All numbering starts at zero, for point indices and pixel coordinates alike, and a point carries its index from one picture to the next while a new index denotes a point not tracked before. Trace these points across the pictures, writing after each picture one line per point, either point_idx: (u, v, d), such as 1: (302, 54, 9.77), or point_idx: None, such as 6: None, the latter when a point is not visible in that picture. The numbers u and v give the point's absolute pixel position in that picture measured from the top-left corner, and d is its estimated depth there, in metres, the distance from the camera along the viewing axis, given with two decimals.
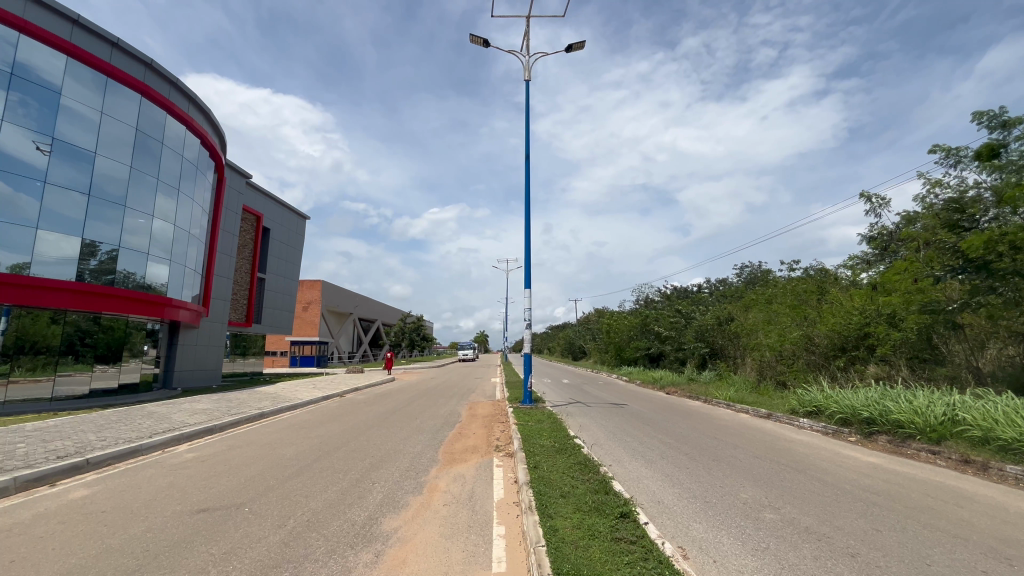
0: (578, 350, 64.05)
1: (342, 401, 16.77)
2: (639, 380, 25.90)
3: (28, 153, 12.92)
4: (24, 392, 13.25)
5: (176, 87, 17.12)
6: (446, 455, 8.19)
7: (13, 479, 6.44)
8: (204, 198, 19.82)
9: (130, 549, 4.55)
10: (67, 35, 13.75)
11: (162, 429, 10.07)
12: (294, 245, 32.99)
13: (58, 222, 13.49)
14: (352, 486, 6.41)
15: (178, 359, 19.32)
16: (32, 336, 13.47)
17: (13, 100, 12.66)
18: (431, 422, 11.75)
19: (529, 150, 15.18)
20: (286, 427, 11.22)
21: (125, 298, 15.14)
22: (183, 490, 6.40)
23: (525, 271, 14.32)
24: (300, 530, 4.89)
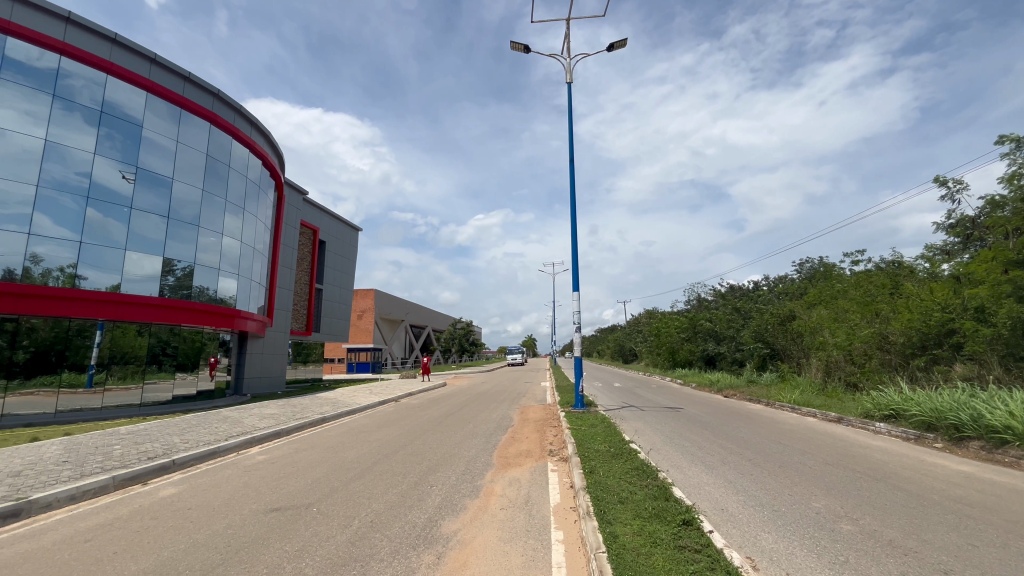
0: (629, 353, 62.70)
1: (398, 406, 17.33)
2: (695, 383, 24.95)
3: (116, 182, 14.25)
4: (116, 399, 14.57)
5: (240, 114, 18.44)
6: (501, 459, 8.24)
7: (111, 478, 7.11)
8: (266, 215, 21.13)
9: (213, 544, 4.89)
10: (146, 73, 15.13)
11: (236, 433, 10.76)
12: (348, 256, 34.44)
13: (141, 244, 14.79)
14: (411, 489, 6.61)
15: (247, 367, 20.60)
16: (122, 347, 14.78)
17: (102, 134, 14.05)
18: (485, 426, 11.89)
19: (573, 151, 15.18)
20: (346, 431, 11.69)
21: (199, 310, 16.36)
22: (257, 490, 6.83)
23: (572, 273, 14.22)
24: (364, 530, 5.09)
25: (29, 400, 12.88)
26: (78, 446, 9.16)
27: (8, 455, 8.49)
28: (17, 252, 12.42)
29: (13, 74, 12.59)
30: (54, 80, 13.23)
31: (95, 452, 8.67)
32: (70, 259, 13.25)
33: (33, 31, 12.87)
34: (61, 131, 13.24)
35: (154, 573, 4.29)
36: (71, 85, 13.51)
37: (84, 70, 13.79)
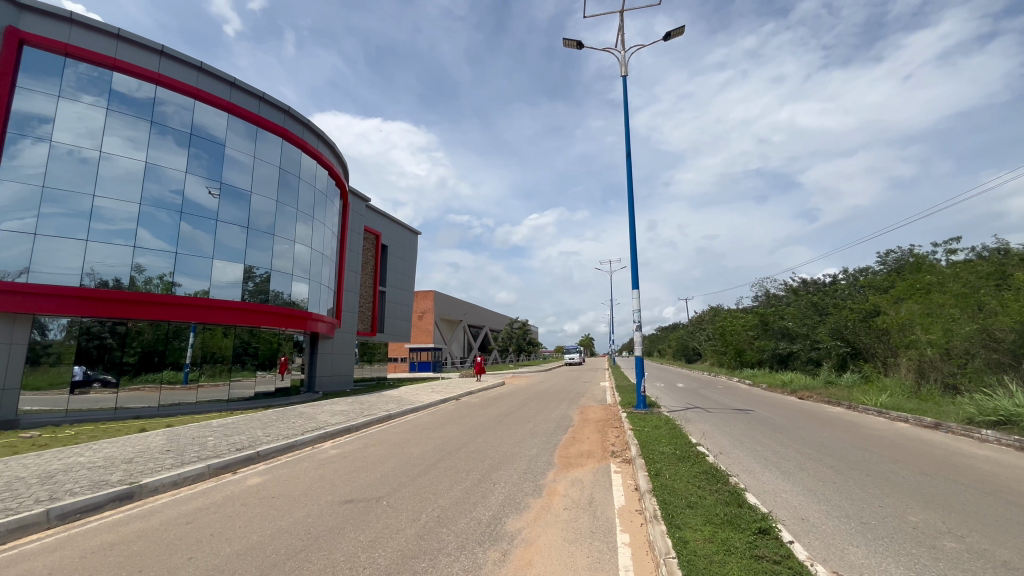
0: (692, 352, 60.30)
1: (459, 404, 17.72)
2: (766, 384, 23.56)
3: (203, 197, 15.63)
4: (208, 395, 16.00)
5: (308, 128, 19.66)
6: (562, 459, 8.21)
7: (206, 467, 7.83)
8: (333, 222, 22.37)
9: (296, 530, 5.24)
10: (227, 95, 16.48)
11: (311, 427, 11.50)
12: (408, 259, 35.71)
13: (226, 253, 16.15)
14: (475, 486, 6.73)
15: (319, 366, 21.89)
16: (212, 347, 16.18)
17: (191, 154, 15.46)
18: (544, 426, 11.90)
19: (630, 144, 14.83)
20: (411, 428, 12.14)
21: (276, 314, 17.62)
22: (331, 482, 7.25)
23: (631, 271, 13.88)
24: (432, 525, 5.25)
25: (137, 395, 14.38)
26: (178, 437, 10.17)
27: (122, 443, 9.59)
28: (124, 263, 13.93)
29: (117, 104, 14.11)
30: (150, 108, 14.71)
31: (192, 442, 9.59)
32: (166, 269, 14.69)
33: (133, 65, 14.39)
34: (157, 153, 14.72)
35: (246, 554, 4.67)
36: (164, 111, 14.96)
37: (175, 97, 15.25)
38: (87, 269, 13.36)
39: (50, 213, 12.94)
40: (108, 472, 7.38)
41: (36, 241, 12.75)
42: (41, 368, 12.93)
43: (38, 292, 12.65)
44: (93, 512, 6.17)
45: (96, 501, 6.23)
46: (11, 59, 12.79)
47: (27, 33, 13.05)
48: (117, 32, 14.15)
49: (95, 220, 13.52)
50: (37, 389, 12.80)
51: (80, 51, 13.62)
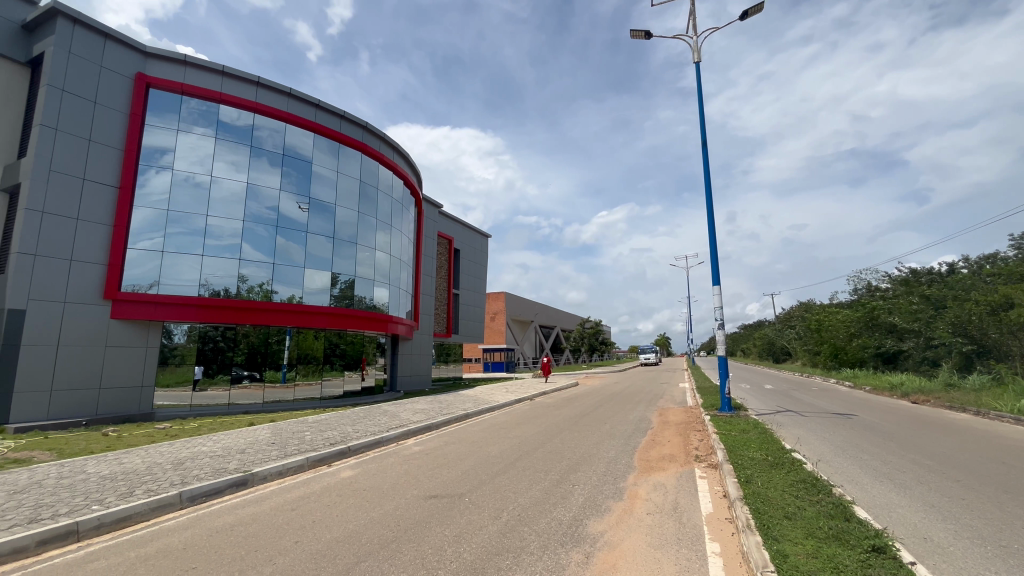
0: (781, 352, 56.02)
1: (534, 404, 17.84)
2: (870, 386, 21.35)
3: (294, 211, 17.06)
4: (304, 392, 17.45)
5: (384, 141, 20.83)
6: (642, 462, 7.98)
7: (306, 459, 8.54)
8: (409, 229, 23.48)
9: (386, 522, 5.55)
10: (313, 116, 17.89)
11: (395, 425, 12.12)
12: (480, 261, 36.56)
13: (315, 262, 17.53)
14: (554, 486, 6.74)
15: (400, 366, 23.05)
16: (306, 349, 17.61)
17: (283, 173, 16.95)
18: (622, 427, 11.63)
19: (705, 133, 14.12)
20: (488, 427, 12.41)
21: (360, 317, 18.84)
22: (416, 478, 7.60)
23: (712, 266, 13.19)
24: (513, 523, 5.33)
25: (245, 392, 15.99)
26: (280, 431, 11.19)
27: (235, 435, 10.71)
28: (232, 274, 15.57)
29: (223, 133, 15.80)
30: (249, 133, 16.31)
31: (292, 437, 10.49)
32: (266, 278, 16.21)
33: (235, 96, 16.04)
34: (255, 174, 16.30)
35: (344, 542, 5.02)
36: (260, 135, 16.52)
37: (269, 122, 16.79)
38: (202, 281, 15.06)
39: (173, 233, 14.78)
40: (225, 461, 8.30)
41: (163, 257, 14.61)
42: (170, 368, 14.80)
43: (165, 302, 14.47)
44: (215, 495, 6.95)
45: (217, 486, 7.02)
46: (140, 99, 14.70)
47: (152, 77, 14.97)
48: (222, 69, 15.86)
49: (207, 237, 15.23)
50: (167, 386, 14.68)
51: (193, 88, 15.41)
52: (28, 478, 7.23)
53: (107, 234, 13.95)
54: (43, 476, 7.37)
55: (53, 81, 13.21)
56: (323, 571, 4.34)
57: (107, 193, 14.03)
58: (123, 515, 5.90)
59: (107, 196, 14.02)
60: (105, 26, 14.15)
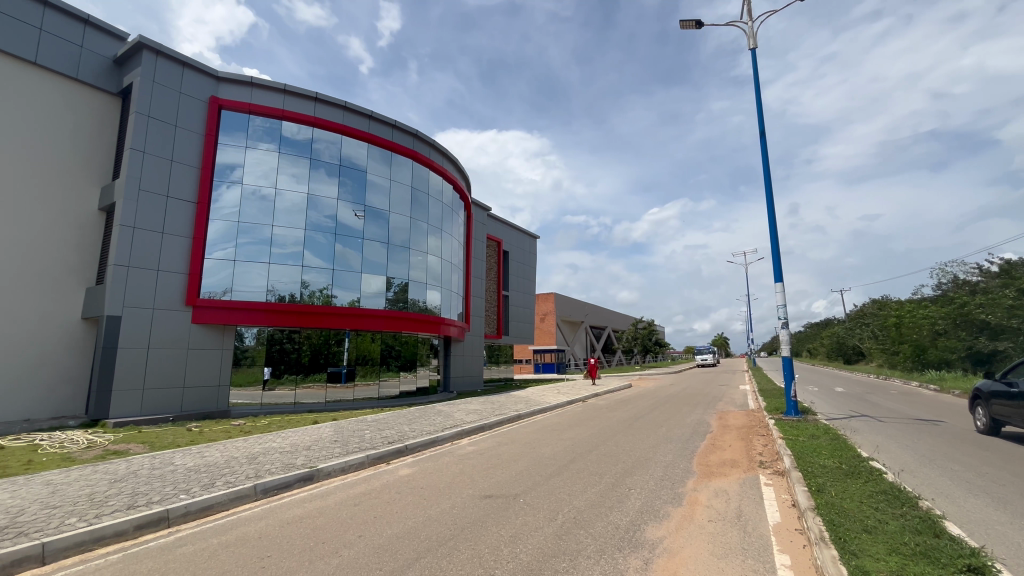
0: (854, 352, 52.15)
1: (586, 406, 17.66)
2: (960, 389, 19.41)
3: (350, 219, 17.85)
4: (363, 393, 18.19)
5: (434, 148, 21.37)
6: (702, 467, 7.68)
7: (366, 457, 8.91)
8: (459, 232, 23.92)
9: (443, 520, 5.68)
10: (367, 127, 18.65)
11: (449, 425, 12.39)
12: (529, 262, 36.66)
13: (371, 267, 18.26)
14: (610, 490, 6.62)
15: (453, 367, 23.55)
16: (364, 350, 18.33)
17: (340, 182, 17.79)
18: (679, 430, 11.26)
19: (763, 121, 13.41)
20: (541, 428, 12.41)
21: (414, 319, 19.54)
22: (471, 477, 7.73)
23: (774, 262, 12.50)
24: (569, 526, 5.29)
25: (309, 392, 16.88)
26: (342, 429, 11.73)
27: (302, 433, 11.34)
28: (295, 280, 16.50)
29: (285, 147, 16.80)
30: (309, 147, 17.24)
31: (353, 435, 10.97)
32: (326, 283, 17.06)
33: (296, 112, 17.02)
34: (315, 185, 17.21)
35: (404, 538, 5.19)
36: (318, 148, 17.41)
37: (327, 135, 17.67)
38: (269, 287, 16.07)
39: (243, 243, 15.88)
40: (293, 457, 8.80)
41: (235, 266, 15.72)
42: (242, 369, 15.88)
43: (238, 307, 15.55)
44: (285, 489, 7.39)
45: (287, 480, 7.46)
46: (213, 120, 15.91)
47: (223, 99, 16.17)
48: (284, 88, 16.88)
49: (273, 246, 16.25)
50: (240, 386, 15.77)
51: (259, 107, 16.50)
52: (126, 468, 8.02)
53: (187, 246, 15.19)
54: (138, 467, 8.13)
55: (140, 108, 14.56)
56: (385, 565, 4.50)
57: (186, 208, 15.28)
58: (206, 505, 6.40)
59: (187, 211, 15.27)
60: (183, 56, 15.44)
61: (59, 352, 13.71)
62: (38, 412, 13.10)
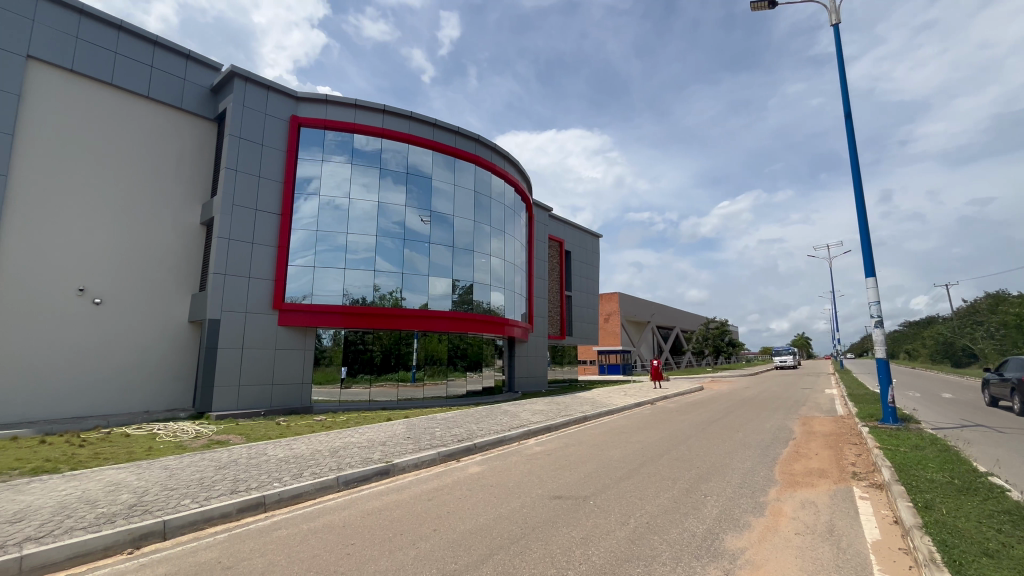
0: (965, 354, 46.39)
1: (655, 409, 17.13)
2: None
3: (417, 225, 18.58)
4: (431, 392, 18.84)
5: (495, 152, 21.73)
6: (785, 475, 7.20)
7: (437, 454, 9.23)
8: (521, 234, 24.12)
9: (515, 519, 5.75)
10: (431, 135, 19.32)
11: (516, 425, 12.51)
12: (591, 262, 36.19)
13: (437, 270, 18.89)
14: (683, 496, 6.38)
15: (517, 367, 23.78)
16: (432, 351, 18.99)
17: (407, 189, 18.56)
18: (758, 436, 10.61)
19: (849, 103, 12.33)
20: (608, 431, 12.20)
21: (480, 321, 20.00)
22: (540, 477, 7.76)
23: (864, 256, 11.45)
24: (642, 530, 5.17)
25: (382, 390, 17.74)
26: (414, 426, 12.23)
27: (377, 429, 11.96)
28: (368, 285, 17.41)
29: (357, 159, 17.80)
30: (378, 157, 18.15)
31: (424, 432, 11.40)
32: (395, 286, 17.85)
33: (366, 125, 17.99)
34: (384, 193, 18.08)
35: (476, 534, 5.32)
36: (386, 157, 18.25)
37: (394, 145, 18.51)
38: (345, 291, 17.07)
39: (321, 250, 17.02)
40: (371, 451, 9.31)
41: (314, 272, 16.87)
42: (322, 367, 16.98)
43: (318, 310, 16.68)
44: (364, 481, 7.84)
45: (366, 473, 7.91)
46: (294, 137, 17.18)
47: (302, 118, 17.44)
48: (355, 102, 17.90)
49: (347, 252, 17.27)
50: (321, 383, 16.87)
51: (334, 123, 17.62)
52: (228, 456, 8.89)
53: (273, 255, 16.51)
54: (238, 456, 8.98)
55: (233, 131, 16.04)
56: (460, 559, 4.64)
57: (272, 220, 16.62)
58: (296, 493, 6.94)
59: (272, 222, 16.62)
60: (268, 80, 16.82)
61: (171, 352, 15.46)
62: (155, 404, 14.89)
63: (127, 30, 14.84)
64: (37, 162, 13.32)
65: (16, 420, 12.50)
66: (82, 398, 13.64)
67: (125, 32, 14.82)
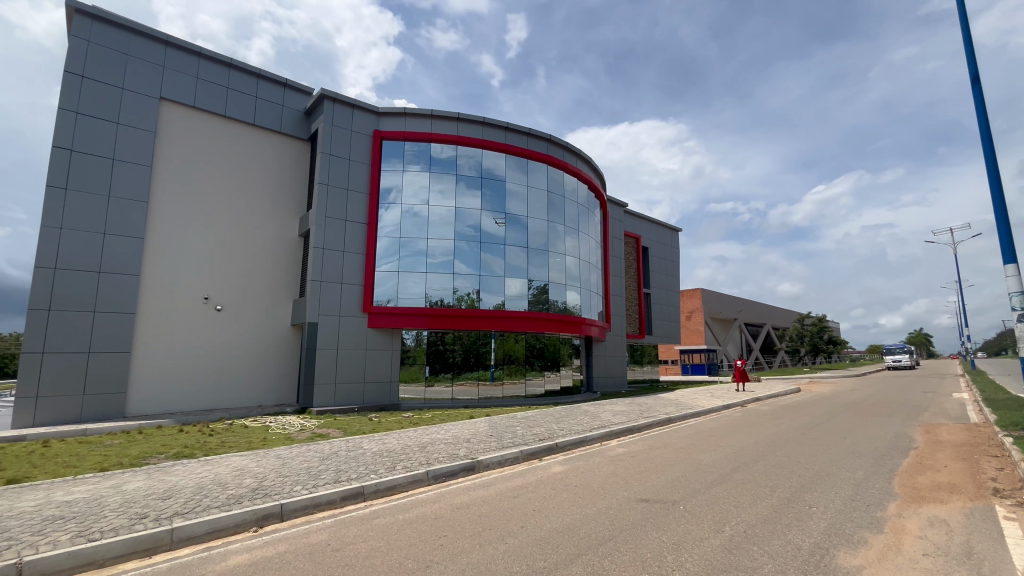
0: None
1: (746, 411, 16.09)
2: None
3: (492, 227, 19.01)
4: (510, 391, 19.18)
5: (567, 150, 21.63)
6: (907, 489, 6.43)
7: (520, 452, 9.38)
8: (596, 231, 23.79)
9: (602, 520, 5.69)
10: (504, 139, 19.67)
11: (597, 425, 12.36)
12: (671, 258, 34.77)
13: (513, 271, 19.19)
14: (785, 506, 5.93)
15: (595, 367, 23.48)
16: (510, 351, 19.32)
17: (482, 193, 19.05)
18: (870, 444, 9.59)
19: (975, 64, 10.75)
20: (695, 434, 11.68)
21: (557, 321, 20.03)
22: (625, 480, 7.61)
23: (1001, 239, 9.92)
24: (739, 540, 4.90)
25: (463, 389, 18.35)
26: (496, 424, 12.51)
27: (461, 426, 12.40)
28: (447, 287, 18.10)
29: (434, 167, 18.58)
30: (453, 163, 18.81)
31: (506, 430, 11.64)
32: (473, 288, 18.38)
33: (442, 134, 18.73)
34: (461, 198, 18.70)
35: (564, 533, 5.35)
36: (461, 163, 18.86)
37: (469, 150, 19.08)
38: (426, 294, 17.88)
39: (404, 256, 17.97)
40: (457, 448, 9.68)
41: (398, 276, 17.84)
42: (407, 366, 17.89)
43: (403, 312, 17.62)
44: (452, 476, 8.18)
45: (453, 469, 8.24)
46: (377, 151, 18.30)
47: (384, 131, 18.52)
48: (431, 113, 18.71)
49: (428, 256, 18.08)
50: (407, 382, 17.78)
51: (412, 134, 18.53)
52: (330, 449, 9.69)
53: (361, 261, 17.68)
54: (338, 448, 9.77)
55: (324, 148, 17.39)
56: (549, 557, 4.69)
57: (360, 229, 17.82)
58: (391, 485, 7.40)
59: (361, 232, 17.81)
60: (353, 99, 18.06)
61: (278, 352, 17.14)
62: (266, 399, 16.61)
63: (236, 67, 16.70)
64: (170, 189, 15.38)
65: (160, 411, 14.55)
66: (209, 393, 15.56)
67: (235, 68, 16.69)
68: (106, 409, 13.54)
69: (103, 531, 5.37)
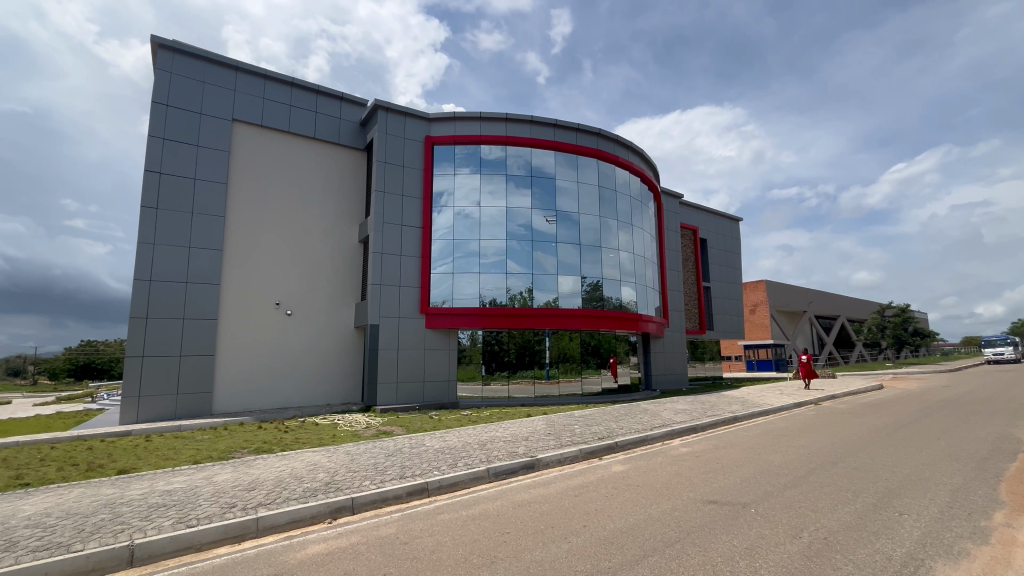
0: None
1: (822, 410, 15.06)
2: None
3: (543, 225, 18.99)
4: (567, 389, 19.09)
5: (618, 143, 21.20)
6: (1017, 497, 5.76)
7: (579, 450, 9.31)
8: (650, 225, 23.15)
9: (667, 521, 5.56)
10: (552, 136, 19.57)
11: (658, 424, 12.05)
12: (731, 249, 33.20)
13: (566, 269, 19.06)
14: (871, 512, 5.50)
15: (653, 364, 22.88)
16: (566, 349, 19.22)
17: (532, 192, 19.08)
18: (968, 446, 8.69)
19: None
20: (765, 433, 11.08)
21: (612, 317, 19.67)
22: (690, 480, 7.37)
23: None
24: (820, 547, 4.60)
25: (519, 387, 18.49)
26: (553, 423, 12.51)
27: (519, 424, 12.49)
28: (500, 287, 18.28)
29: (484, 169, 18.83)
30: (503, 164, 18.97)
31: (564, 429, 11.61)
32: (526, 286, 18.45)
33: (491, 136, 18.95)
34: (512, 198, 18.83)
35: (628, 533, 5.26)
36: (510, 163, 18.98)
37: (518, 150, 19.15)
38: (480, 294, 18.17)
39: (458, 257, 18.33)
40: (516, 446, 9.76)
41: (453, 278, 18.23)
42: (464, 366, 18.27)
43: (459, 313, 17.99)
44: (512, 474, 8.25)
45: (513, 466, 8.32)
46: (429, 156, 18.80)
47: (435, 136, 18.96)
48: (480, 115, 18.99)
49: (481, 257, 18.36)
50: (464, 380, 18.16)
51: (462, 137, 18.86)
52: (394, 446, 10.08)
53: (417, 264, 18.22)
54: (403, 445, 10.14)
55: (379, 157, 18.05)
56: (615, 557, 4.62)
57: (415, 233, 18.37)
58: (453, 481, 7.58)
59: (416, 235, 18.36)
60: (405, 108, 18.65)
61: (343, 353, 18.03)
62: (334, 398, 17.53)
63: (298, 85, 17.75)
64: (244, 203, 16.60)
65: (241, 409, 15.75)
66: (282, 392, 16.65)
67: (296, 87, 17.73)
68: (196, 407, 14.87)
69: (198, 518, 5.90)
